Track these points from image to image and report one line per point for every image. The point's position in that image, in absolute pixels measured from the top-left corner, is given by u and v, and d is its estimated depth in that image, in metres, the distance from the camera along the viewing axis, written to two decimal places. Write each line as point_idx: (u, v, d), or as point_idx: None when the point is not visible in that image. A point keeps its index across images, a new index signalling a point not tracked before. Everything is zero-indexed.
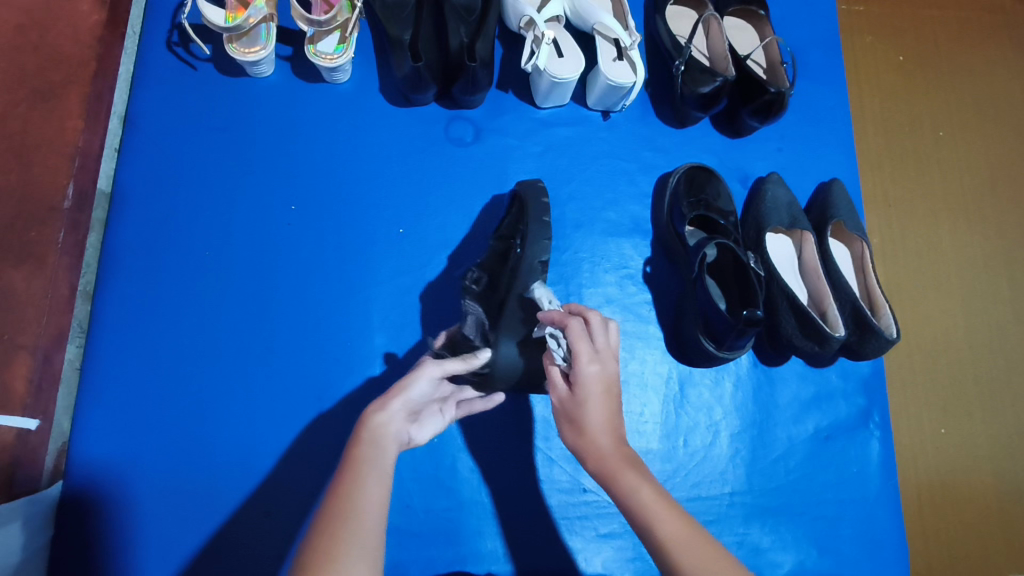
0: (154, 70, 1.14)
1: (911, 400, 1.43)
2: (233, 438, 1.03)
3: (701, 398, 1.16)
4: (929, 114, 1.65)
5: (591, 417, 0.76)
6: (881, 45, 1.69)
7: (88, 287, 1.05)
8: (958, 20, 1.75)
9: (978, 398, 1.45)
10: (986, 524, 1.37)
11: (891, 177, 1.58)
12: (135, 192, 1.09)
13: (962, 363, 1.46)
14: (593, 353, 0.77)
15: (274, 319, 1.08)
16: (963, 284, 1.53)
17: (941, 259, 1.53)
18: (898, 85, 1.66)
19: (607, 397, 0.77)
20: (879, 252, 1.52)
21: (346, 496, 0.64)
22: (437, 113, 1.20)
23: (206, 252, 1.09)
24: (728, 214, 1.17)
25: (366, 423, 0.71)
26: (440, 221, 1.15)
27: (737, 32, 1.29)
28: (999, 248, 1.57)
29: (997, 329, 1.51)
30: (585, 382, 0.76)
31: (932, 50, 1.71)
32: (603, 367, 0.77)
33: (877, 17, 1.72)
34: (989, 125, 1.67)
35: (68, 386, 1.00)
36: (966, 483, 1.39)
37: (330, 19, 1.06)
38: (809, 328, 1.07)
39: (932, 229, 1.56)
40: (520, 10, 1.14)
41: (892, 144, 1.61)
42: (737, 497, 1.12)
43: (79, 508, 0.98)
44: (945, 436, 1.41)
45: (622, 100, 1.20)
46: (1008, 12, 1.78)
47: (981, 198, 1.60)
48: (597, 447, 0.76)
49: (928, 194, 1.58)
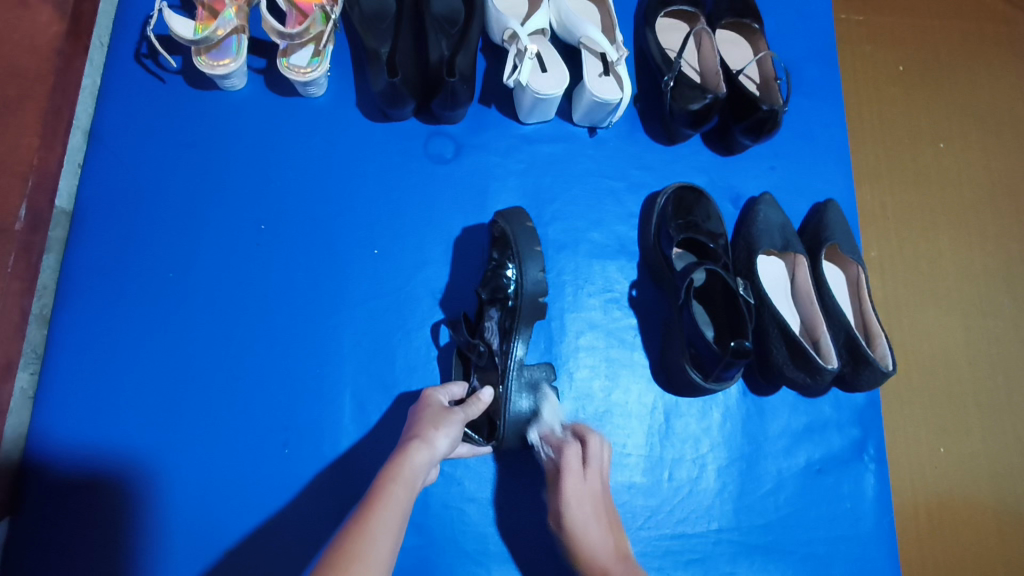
0: (121, 83, 1.10)
1: (909, 421, 1.38)
2: (195, 470, 0.98)
3: (687, 428, 1.11)
4: (930, 126, 1.61)
5: (591, 537, 0.86)
6: (880, 56, 1.65)
7: (45, 310, 1.00)
8: (959, 29, 1.71)
9: (978, 418, 1.40)
10: (986, 548, 1.33)
11: (890, 190, 1.53)
12: (97, 211, 1.05)
13: (963, 383, 1.41)
14: (584, 474, 0.90)
15: (240, 345, 1.03)
16: (964, 300, 1.48)
17: (942, 274, 1.48)
18: (897, 96, 1.62)
19: (599, 505, 0.89)
20: (876, 267, 1.47)
21: (363, 536, 0.63)
22: (416, 128, 1.15)
23: (170, 273, 1.05)
24: (717, 236, 1.12)
25: (405, 460, 0.71)
26: (416, 241, 1.11)
27: (729, 45, 1.25)
28: (1001, 264, 1.52)
29: (998, 348, 1.46)
30: (576, 516, 0.87)
31: (932, 60, 1.67)
32: (589, 483, 0.89)
33: (876, 27, 1.67)
34: (990, 136, 1.63)
35: (17, 416, 0.94)
36: (967, 506, 1.34)
37: (303, 31, 1.02)
38: (800, 358, 1.02)
39: (932, 244, 1.51)
40: (503, 22, 1.09)
41: (892, 156, 1.56)
42: (724, 534, 1.07)
43: (27, 545, 0.93)
44: (944, 456, 1.36)
45: (609, 116, 1.15)
46: (1010, 22, 1.74)
47: (982, 211, 1.56)
48: (598, 565, 0.84)
49: (928, 208, 1.53)
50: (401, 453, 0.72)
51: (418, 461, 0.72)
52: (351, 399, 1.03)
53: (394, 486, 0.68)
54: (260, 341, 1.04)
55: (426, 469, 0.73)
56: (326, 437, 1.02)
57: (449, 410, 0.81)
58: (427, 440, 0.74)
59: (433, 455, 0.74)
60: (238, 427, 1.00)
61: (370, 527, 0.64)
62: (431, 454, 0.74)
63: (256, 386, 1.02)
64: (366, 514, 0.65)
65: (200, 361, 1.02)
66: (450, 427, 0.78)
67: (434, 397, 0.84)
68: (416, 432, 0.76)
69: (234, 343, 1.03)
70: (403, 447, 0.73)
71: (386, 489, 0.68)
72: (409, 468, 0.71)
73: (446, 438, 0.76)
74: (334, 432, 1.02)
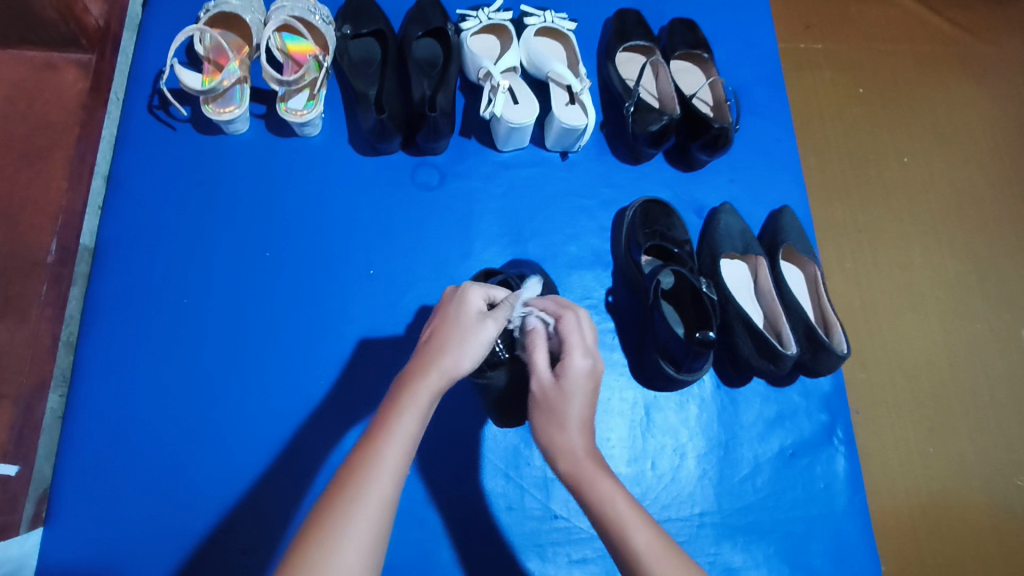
0: (137, 132, 1.22)
1: (893, 417, 1.50)
2: (210, 478, 1.07)
3: (667, 421, 1.20)
4: (894, 143, 1.75)
5: (571, 410, 0.76)
6: (841, 79, 1.80)
7: (71, 337, 1.11)
8: (913, 52, 1.86)
9: (963, 414, 1.52)
10: (982, 538, 1.41)
11: (859, 204, 1.67)
12: (114, 246, 1.16)
13: (944, 381, 1.54)
14: (584, 349, 0.78)
15: (249, 362, 1.13)
16: (938, 304, 1.61)
17: (915, 281, 1.62)
18: (860, 115, 1.76)
19: (592, 395, 0.77)
20: (851, 275, 1.60)
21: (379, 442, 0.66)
22: (404, 160, 1.27)
23: (184, 299, 1.15)
24: (682, 243, 1.23)
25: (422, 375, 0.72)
26: (409, 262, 1.21)
27: (684, 73, 1.38)
28: (970, 269, 1.66)
29: (973, 345, 1.58)
30: (569, 380, 0.77)
31: (889, 82, 1.82)
32: (589, 362, 0.78)
33: (835, 53, 1.83)
34: (950, 151, 1.78)
35: (49, 434, 1.05)
36: (959, 499, 1.44)
37: (298, 79, 1.13)
38: (762, 346, 1.12)
39: (905, 253, 1.64)
40: (478, 62, 1.23)
41: (858, 172, 1.71)
42: (707, 517, 1.15)
43: (60, 548, 1.02)
44: (933, 455, 1.47)
45: (578, 140, 1.27)
46: (960, 44, 1.90)
47: (948, 220, 1.70)
48: (570, 446, 0.76)
49: (895, 219, 1.67)
50: (420, 377, 0.71)
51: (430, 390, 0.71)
52: (353, 407, 1.12)
53: (402, 417, 0.68)
54: (267, 358, 1.13)
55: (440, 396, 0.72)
56: (331, 443, 1.10)
57: (480, 324, 0.76)
58: (445, 369, 0.73)
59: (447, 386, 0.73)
60: (248, 437, 1.09)
61: (386, 432, 0.67)
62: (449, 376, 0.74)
63: (264, 400, 1.11)
64: (384, 421, 0.68)
65: (213, 378, 1.11)
66: (479, 348, 0.75)
67: (468, 305, 0.79)
68: (437, 353, 0.74)
69: (244, 360, 1.13)
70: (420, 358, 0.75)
71: (397, 414, 0.68)
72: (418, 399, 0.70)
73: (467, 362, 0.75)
74: (339, 438, 1.10)
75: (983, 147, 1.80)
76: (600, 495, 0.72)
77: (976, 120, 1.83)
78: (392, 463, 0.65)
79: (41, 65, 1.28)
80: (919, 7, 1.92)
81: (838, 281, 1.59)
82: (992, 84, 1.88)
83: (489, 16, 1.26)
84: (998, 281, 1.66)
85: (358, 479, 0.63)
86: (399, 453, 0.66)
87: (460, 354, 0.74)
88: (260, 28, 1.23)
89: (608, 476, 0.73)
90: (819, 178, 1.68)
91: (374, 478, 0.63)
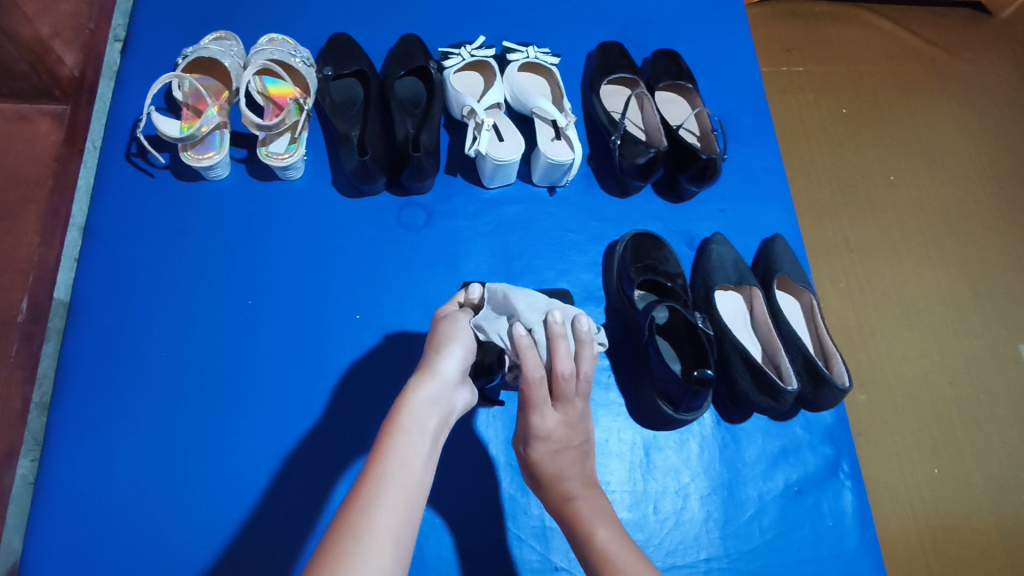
0: (114, 180, 1.19)
1: (896, 440, 1.46)
2: (186, 543, 1.01)
3: (668, 461, 1.16)
4: (879, 162, 1.75)
5: (561, 469, 0.84)
6: (824, 101, 1.80)
7: (44, 398, 1.09)
8: (893, 72, 1.88)
9: (966, 433, 1.48)
10: (994, 562, 1.37)
11: (849, 223, 1.66)
12: (84, 299, 1.12)
13: (945, 401, 1.51)
14: (557, 411, 0.83)
15: (229, 415, 1.09)
16: (934, 323, 1.59)
17: (909, 298, 1.60)
18: (845, 136, 1.76)
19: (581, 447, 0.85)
20: (846, 295, 1.58)
21: (379, 456, 0.69)
22: (389, 200, 1.25)
23: (165, 351, 1.11)
24: (675, 276, 1.20)
25: (411, 395, 0.75)
26: (395, 305, 1.18)
27: (669, 104, 1.37)
28: (965, 285, 1.65)
29: (972, 363, 1.56)
30: (547, 457, 0.84)
31: (872, 103, 1.82)
32: (561, 418, 0.83)
33: (816, 76, 1.84)
34: (936, 167, 1.78)
35: (19, 503, 1.03)
36: (970, 524, 1.39)
37: (279, 123, 1.12)
38: (761, 382, 1.09)
39: (897, 270, 1.63)
40: (461, 100, 1.21)
41: (847, 191, 1.70)
42: (714, 562, 1.11)
43: None
44: (939, 477, 1.43)
45: (565, 175, 1.25)
46: (939, 62, 1.92)
47: (939, 237, 1.69)
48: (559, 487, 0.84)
49: (886, 238, 1.66)
50: (410, 388, 0.76)
51: (424, 394, 0.76)
52: (340, 459, 1.08)
53: (399, 435, 0.71)
54: (250, 412, 1.09)
55: (436, 401, 0.76)
56: (319, 499, 1.05)
57: (458, 328, 0.85)
58: (430, 373, 0.78)
59: (441, 385, 0.77)
60: (232, 496, 1.04)
61: (389, 449, 0.70)
62: (441, 382, 0.78)
63: (247, 455, 1.07)
64: (383, 437, 0.71)
65: (197, 434, 1.07)
66: (456, 338, 0.83)
67: (437, 324, 0.88)
68: (424, 363, 0.80)
69: (225, 415, 1.08)
70: (409, 382, 0.77)
71: (394, 429, 0.72)
72: (412, 407, 0.74)
73: (453, 369, 0.80)
74: (326, 494, 1.06)
75: (969, 164, 1.80)
76: (584, 532, 0.80)
77: (960, 136, 1.84)
78: (404, 471, 0.68)
79: (13, 117, 1.28)
80: (896, 28, 1.94)
81: (833, 302, 1.57)
82: (972, 100, 1.89)
83: (473, 53, 1.26)
84: (992, 299, 1.64)
85: (369, 489, 0.66)
86: (405, 457, 0.70)
87: (444, 352, 0.81)
88: (239, 71, 1.21)
89: (592, 512, 0.82)
90: (807, 198, 1.68)
91: (380, 510, 0.64)
